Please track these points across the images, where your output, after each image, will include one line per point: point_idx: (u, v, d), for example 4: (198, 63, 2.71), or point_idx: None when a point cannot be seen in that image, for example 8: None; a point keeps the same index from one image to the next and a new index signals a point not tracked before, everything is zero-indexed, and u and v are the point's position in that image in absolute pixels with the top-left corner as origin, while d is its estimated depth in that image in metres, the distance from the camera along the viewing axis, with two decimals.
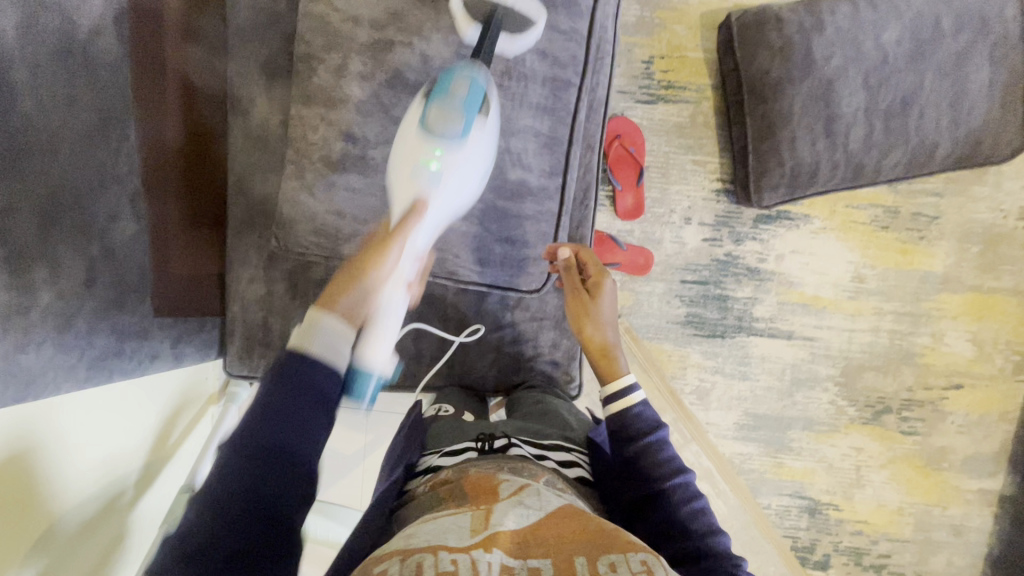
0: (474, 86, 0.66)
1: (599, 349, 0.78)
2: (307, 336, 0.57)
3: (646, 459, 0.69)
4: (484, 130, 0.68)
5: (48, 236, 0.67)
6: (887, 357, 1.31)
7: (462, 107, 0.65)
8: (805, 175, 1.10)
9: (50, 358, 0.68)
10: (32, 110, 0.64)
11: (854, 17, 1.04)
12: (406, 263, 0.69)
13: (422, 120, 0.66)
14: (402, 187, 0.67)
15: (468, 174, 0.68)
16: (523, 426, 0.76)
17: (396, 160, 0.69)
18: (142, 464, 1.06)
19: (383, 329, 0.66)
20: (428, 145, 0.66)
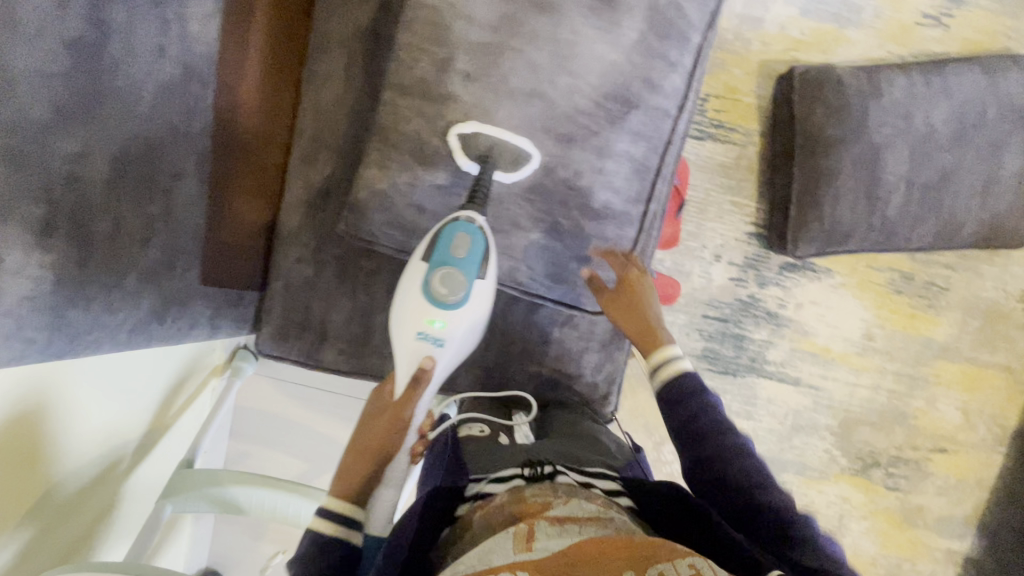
0: (475, 241, 0.67)
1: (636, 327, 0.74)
2: (343, 507, 0.63)
3: (718, 440, 0.65)
4: (483, 289, 0.70)
5: (114, 189, 0.63)
6: (882, 414, 1.37)
7: (464, 275, 0.67)
8: (841, 233, 1.14)
9: (96, 315, 0.65)
10: (121, 55, 0.61)
11: (910, 91, 1.09)
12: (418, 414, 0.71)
13: (429, 289, 0.68)
14: (407, 355, 0.69)
15: (471, 331, 0.71)
16: (562, 452, 0.74)
17: (401, 304, 0.70)
18: (141, 432, 1.01)
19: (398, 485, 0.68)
20: (432, 318, 0.68)
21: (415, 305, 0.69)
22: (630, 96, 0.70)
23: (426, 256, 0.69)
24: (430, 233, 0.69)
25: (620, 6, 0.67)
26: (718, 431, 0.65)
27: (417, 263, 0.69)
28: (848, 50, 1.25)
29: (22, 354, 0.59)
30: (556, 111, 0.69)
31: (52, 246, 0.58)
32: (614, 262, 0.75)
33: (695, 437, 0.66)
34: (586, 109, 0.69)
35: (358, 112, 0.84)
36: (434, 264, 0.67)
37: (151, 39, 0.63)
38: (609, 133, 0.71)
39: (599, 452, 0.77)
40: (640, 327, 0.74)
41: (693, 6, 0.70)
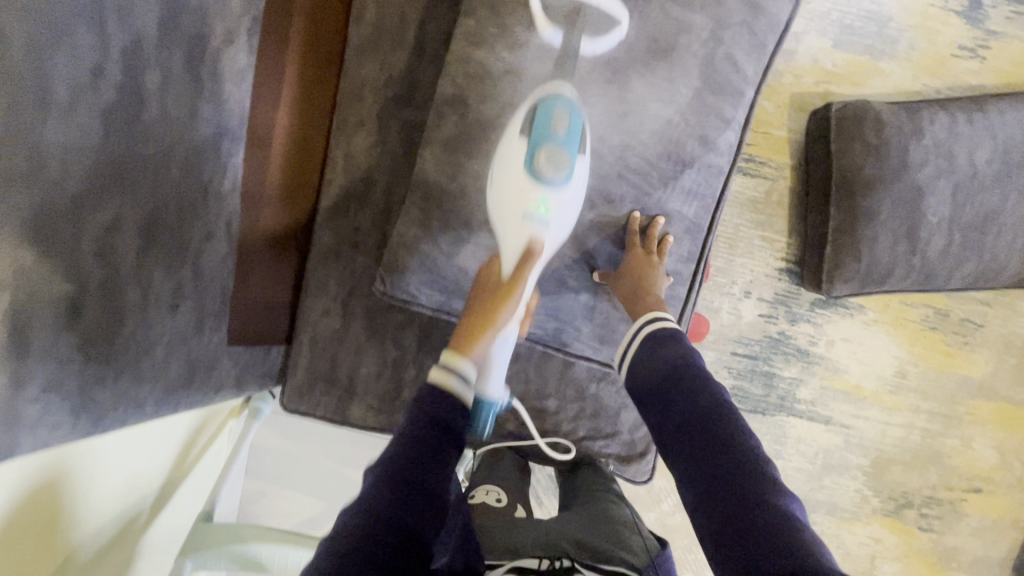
0: (574, 116, 0.61)
1: (630, 292, 0.70)
2: (449, 371, 0.61)
3: (733, 464, 0.56)
4: (586, 168, 0.64)
5: (145, 258, 0.60)
6: (916, 453, 1.33)
7: (567, 148, 0.61)
8: (879, 274, 1.10)
9: (123, 390, 0.61)
10: (155, 120, 0.58)
11: (951, 130, 1.06)
12: (521, 308, 0.67)
13: (530, 163, 0.61)
14: (514, 230, 0.62)
15: (577, 210, 0.64)
16: (581, 541, 0.69)
17: (496, 185, 0.63)
18: (160, 483, 0.95)
19: (498, 366, 0.69)
20: (533, 197, 0.61)
21: (517, 181, 0.61)
22: (684, 156, 0.68)
23: (524, 131, 0.62)
24: (525, 105, 0.63)
25: (674, 63, 0.65)
26: (734, 455, 0.56)
27: (515, 136, 0.62)
28: (882, 82, 1.22)
29: (47, 439, 0.55)
30: (606, 172, 0.67)
31: (80, 324, 0.55)
32: (635, 236, 0.69)
33: (704, 461, 0.57)
34: (638, 169, 0.68)
35: (392, 161, 0.81)
36: (534, 143, 0.61)
37: (185, 101, 0.61)
38: (662, 194, 0.70)
39: (620, 542, 0.69)
40: (635, 296, 0.70)
41: (750, 60, 0.67)
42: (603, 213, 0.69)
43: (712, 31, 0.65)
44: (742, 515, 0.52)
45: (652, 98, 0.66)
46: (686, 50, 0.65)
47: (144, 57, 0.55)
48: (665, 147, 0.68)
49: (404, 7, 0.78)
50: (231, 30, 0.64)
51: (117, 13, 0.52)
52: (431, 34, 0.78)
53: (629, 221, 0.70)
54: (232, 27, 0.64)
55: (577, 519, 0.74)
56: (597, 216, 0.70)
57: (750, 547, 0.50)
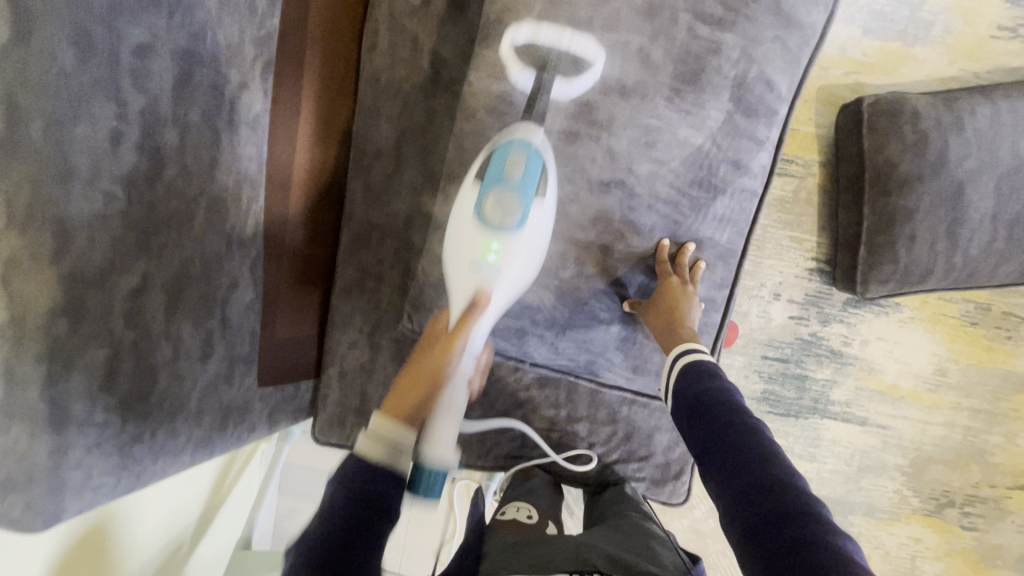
0: (529, 159, 0.64)
1: (661, 320, 0.69)
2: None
3: (774, 500, 0.51)
4: (542, 211, 0.66)
5: (173, 313, 0.60)
6: (957, 452, 1.30)
7: (518, 193, 0.63)
8: (918, 273, 1.06)
9: (160, 446, 0.62)
10: (176, 176, 0.57)
11: (993, 120, 1.01)
12: (467, 362, 0.69)
13: (478, 210, 0.64)
14: (460, 282, 0.65)
15: (526, 264, 0.66)
16: (614, 557, 0.65)
17: (452, 236, 0.67)
18: (198, 512, 0.96)
19: (447, 416, 0.65)
20: (484, 239, 0.64)
21: (468, 229, 0.65)
22: (716, 182, 0.69)
23: (478, 183, 0.65)
24: (483, 151, 0.67)
25: (703, 87, 0.66)
26: (775, 490, 0.52)
27: (469, 184, 0.66)
28: (916, 69, 1.16)
29: (92, 500, 0.56)
30: (636, 204, 0.69)
31: (116, 388, 0.55)
32: (665, 264, 0.70)
33: (742, 499, 0.53)
34: (667, 200, 0.69)
35: (413, 189, 0.79)
36: (485, 188, 0.64)
37: (205, 153, 0.60)
38: (693, 222, 0.70)
39: (649, 556, 0.67)
40: (671, 324, 0.69)
41: (783, 78, 0.67)
42: (631, 245, 0.71)
43: (743, 49, 0.65)
44: (786, 553, 0.47)
45: (679, 126, 0.67)
46: (715, 73, 0.65)
47: (161, 116, 0.55)
48: (693, 174, 0.68)
49: (418, 30, 0.76)
50: (247, 75, 0.64)
51: (135, 75, 0.51)
52: (446, 59, 0.76)
53: (658, 249, 0.71)
54: (247, 72, 0.64)
55: (606, 536, 0.71)
56: (626, 248, 0.71)
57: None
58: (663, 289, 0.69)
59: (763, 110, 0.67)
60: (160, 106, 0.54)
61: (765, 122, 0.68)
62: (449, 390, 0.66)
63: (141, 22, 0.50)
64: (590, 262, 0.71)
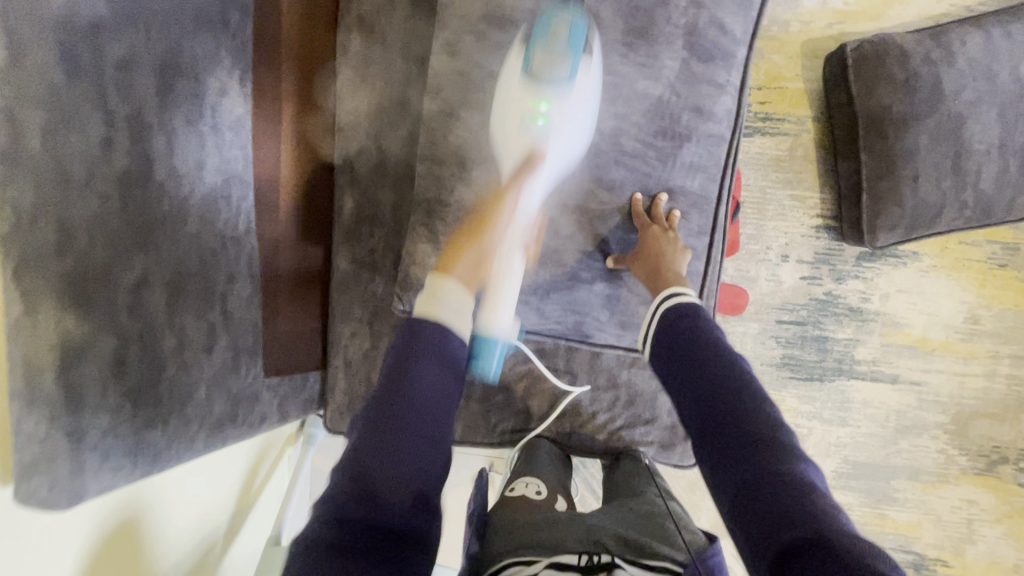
0: (575, 24, 0.62)
1: (649, 267, 0.69)
2: (434, 299, 0.58)
3: (754, 436, 0.52)
4: (590, 76, 0.65)
5: (175, 306, 0.65)
6: (1003, 403, 1.22)
7: (567, 50, 0.62)
8: (928, 216, 1.02)
9: (174, 432, 0.66)
10: (166, 179, 0.62)
11: (988, 47, 0.97)
12: (521, 221, 0.68)
13: (527, 66, 0.63)
14: (513, 139, 0.66)
15: (578, 123, 0.66)
16: (625, 538, 0.65)
17: (500, 97, 0.66)
18: (229, 514, 1.00)
19: (503, 295, 0.67)
20: (535, 95, 0.63)
21: (516, 92, 0.64)
22: (680, 130, 0.69)
23: (523, 46, 0.65)
24: (524, 28, 0.66)
25: (655, 37, 0.67)
26: (749, 423, 0.52)
27: (512, 55, 0.65)
28: (903, 11, 1.13)
29: (112, 482, 0.61)
30: (603, 161, 0.70)
31: (125, 376, 0.60)
32: (642, 216, 0.71)
33: (722, 437, 0.53)
34: (634, 154, 0.70)
35: (394, 180, 0.83)
36: (529, 48, 0.63)
37: (192, 155, 0.65)
38: (662, 171, 0.71)
39: (664, 532, 0.67)
40: (658, 269, 0.69)
41: (735, 21, 0.67)
42: (603, 203, 0.72)
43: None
44: (753, 485, 0.49)
45: (634, 81, 0.68)
46: (665, 23, 0.67)
47: (147, 123, 0.59)
48: (655, 125, 0.69)
49: (386, 29, 0.80)
50: (225, 82, 0.69)
51: (118, 86, 0.56)
52: (413, 51, 0.80)
53: (632, 203, 0.71)
54: (225, 79, 0.69)
55: (620, 515, 0.70)
56: (598, 206, 0.72)
57: (768, 522, 0.46)
58: (647, 238, 0.70)
59: (721, 53, 0.68)
60: (144, 113, 0.59)
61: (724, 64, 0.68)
62: (500, 257, 0.67)
63: (119, 39, 0.56)
64: (563, 223, 0.72)
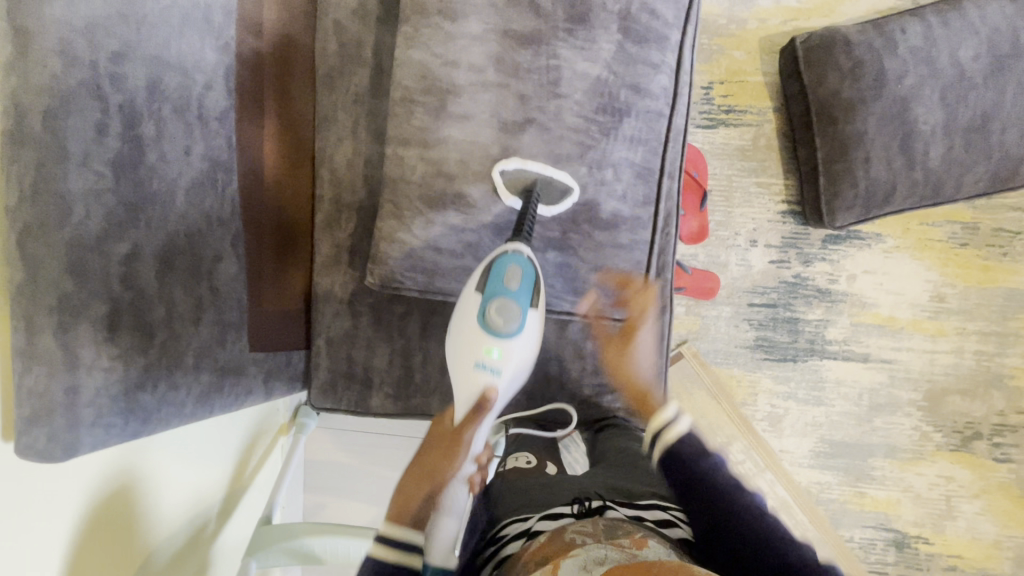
0: (528, 268, 0.71)
1: (631, 390, 0.77)
2: (394, 542, 0.61)
3: (710, 490, 0.63)
4: (535, 317, 0.74)
5: (164, 278, 0.71)
6: (973, 380, 1.25)
7: (516, 303, 0.70)
8: (881, 195, 1.07)
9: (162, 396, 0.72)
10: (156, 162, 0.69)
11: (926, 34, 1.04)
12: (468, 462, 0.71)
13: (482, 315, 0.71)
14: (467, 382, 0.71)
15: (522, 364, 0.73)
16: (614, 487, 0.74)
17: (458, 334, 0.73)
18: (222, 495, 1.05)
19: (449, 522, 0.66)
20: (487, 345, 0.71)
21: (472, 321, 0.72)
22: (620, 107, 0.77)
23: (480, 286, 0.72)
24: (482, 264, 0.73)
25: (592, 23, 0.75)
26: (705, 484, 0.63)
27: (473, 291, 0.73)
28: (853, 7, 1.20)
29: (104, 438, 0.66)
30: (554, 138, 0.76)
31: (117, 339, 0.67)
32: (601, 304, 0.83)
33: (686, 495, 0.64)
34: (582, 131, 0.76)
35: (369, 166, 0.89)
36: (487, 294, 0.71)
37: (180, 142, 0.72)
38: (606, 145, 0.77)
39: (645, 479, 0.77)
40: (641, 381, 0.78)
41: (667, 8, 0.77)
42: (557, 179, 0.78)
43: None
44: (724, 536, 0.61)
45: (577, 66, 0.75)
46: (601, 10, 0.75)
47: (138, 110, 0.67)
48: (597, 104, 0.76)
49: (360, 29, 0.88)
50: (211, 77, 0.76)
51: (112, 77, 0.63)
52: (384, 48, 0.88)
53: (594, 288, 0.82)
54: (211, 75, 0.76)
55: (605, 470, 0.79)
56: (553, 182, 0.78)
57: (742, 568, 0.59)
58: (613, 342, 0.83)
59: (655, 37, 0.77)
60: (136, 101, 0.66)
61: (657, 44, 0.77)
62: (452, 488, 0.68)
63: (113, 36, 0.63)
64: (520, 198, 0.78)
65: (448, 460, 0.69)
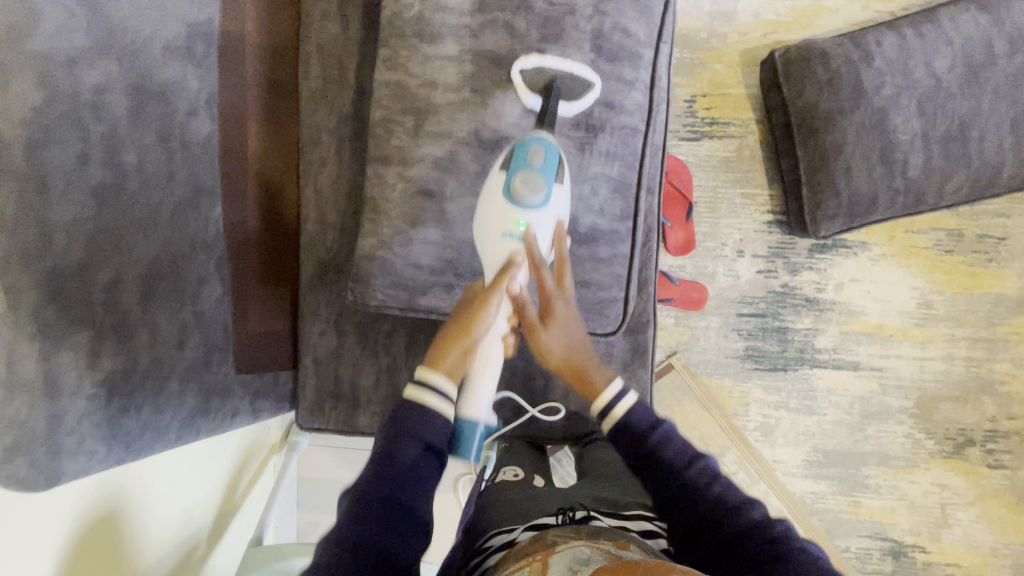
0: (549, 149, 0.72)
1: (564, 361, 0.73)
2: (423, 388, 0.65)
3: (689, 482, 0.64)
4: (562, 192, 0.73)
5: (148, 303, 0.72)
6: (964, 386, 1.25)
7: (542, 175, 0.71)
8: (863, 205, 1.08)
9: (146, 421, 0.73)
10: (138, 189, 0.70)
11: (902, 46, 1.05)
12: (500, 321, 0.74)
13: (508, 190, 0.71)
14: (494, 250, 0.72)
15: (551, 238, 0.73)
16: (600, 497, 0.74)
17: (484, 210, 0.73)
18: (212, 517, 1.04)
19: (479, 387, 0.75)
20: (513, 215, 0.71)
21: (498, 200, 0.72)
22: (595, 124, 0.78)
23: (503, 168, 0.73)
24: (505, 148, 0.74)
25: (566, 42, 0.77)
26: (682, 477, 0.65)
27: (496, 170, 0.73)
28: (831, 19, 1.22)
29: (87, 465, 0.67)
30: None
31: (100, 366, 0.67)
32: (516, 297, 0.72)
33: (668, 492, 0.65)
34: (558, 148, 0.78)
35: (353, 185, 0.91)
36: (511, 171, 0.71)
37: (163, 169, 0.73)
38: (583, 160, 0.78)
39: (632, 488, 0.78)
40: (569, 353, 0.73)
41: (640, 27, 0.79)
42: None
43: (595, 7, 0.77)
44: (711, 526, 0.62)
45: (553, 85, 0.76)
46: (574, 29, 0.77)
47: (120, 139, 0.68)
48: (572, 121, 0.78)
49: (342, 52, 0.90)
50: (193, 103, 0.78)
51: (93, 108, 0.64)
52: (366, 71, 0.89)
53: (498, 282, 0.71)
54: (194, 101, 0.78)
55: (592, 481, 0.80)
56: None
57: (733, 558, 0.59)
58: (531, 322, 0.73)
59: (629, 54, 0.79)
60: (117, 130, 0.67)
61: (630, 61, 0.79)
62: (482, 345, 0.72)
63: (95, 69, 0.64)
64: None
65: (480, 313, 0.70)
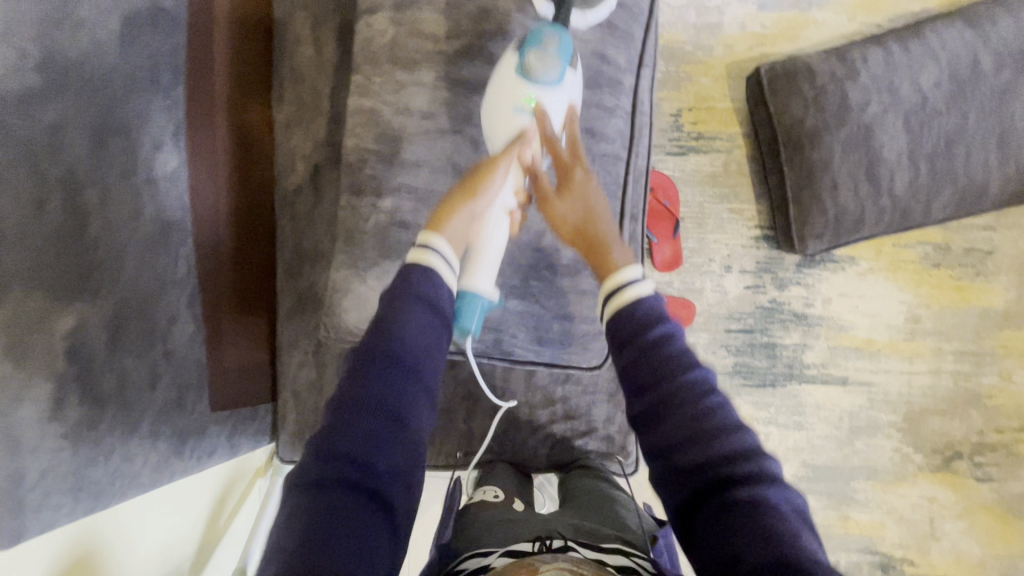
0: (564, 36, 0.69)
1: (576, 231, 0.70)
2: (425, 249, 0.62)
3: (681, 394, 0.56)
4: (576, 77, 0.71)
5: (115, 349, 0.69)
6: (951, 400, 1.25)
7: (558, 56, 0.68)
8: (850, 223, 1.07)
9: (115, 467, 0.70)
10: (100, 230, 0.67)
11: (888, 62, 1.04)
12: (508, 194, 0.71)
13: (522, 67, 0.69)
14: (504, 123, 0.70)
15: (563, 119, 0.71)
16: (581, 527, 0.71)
17: (496, 85, 0.71)
18: (194, 549, 1.02)
19: (484, 260, 0.71)
20: (524, 92, 0.69)
21: (510, 75, 0.70)
22: None
23: (516, 50, 0.71)
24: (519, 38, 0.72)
25: None
26: (678, 385, 0.56)
27: (511, 50, 0.71)
28: (818, 32, 1.21)
29: (52, 519, 0.64)
30: None
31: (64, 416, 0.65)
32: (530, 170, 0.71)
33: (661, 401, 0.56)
34: None
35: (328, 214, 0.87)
36: (525, 50, 0.69)
37: (128, 206, 0.70)
38: None
39: (616, 522, 0.75)
40: (585, 222, 0.70)
41: (618, 52, 0.77)
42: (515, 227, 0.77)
43: (573, 33, 0.75)
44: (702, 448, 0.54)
45: None
46: None
47: (81, 179, 0.65)
48: None
49: (317, 77, 0.88)
50: (159, 134, 0.75)
51: (50, 149, 0.61)
52: (340, 95, 0.87)
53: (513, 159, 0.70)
54: (160, 133, 0.75)
55: (576, 511, 0.77)
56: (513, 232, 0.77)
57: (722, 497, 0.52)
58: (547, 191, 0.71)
59: (608, 79, 0.77)
60: (77, 170, 0.64)
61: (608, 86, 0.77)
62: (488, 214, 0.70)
63: (52, 108, 0.62)
64: None
65: (489, 177, 0.68)
